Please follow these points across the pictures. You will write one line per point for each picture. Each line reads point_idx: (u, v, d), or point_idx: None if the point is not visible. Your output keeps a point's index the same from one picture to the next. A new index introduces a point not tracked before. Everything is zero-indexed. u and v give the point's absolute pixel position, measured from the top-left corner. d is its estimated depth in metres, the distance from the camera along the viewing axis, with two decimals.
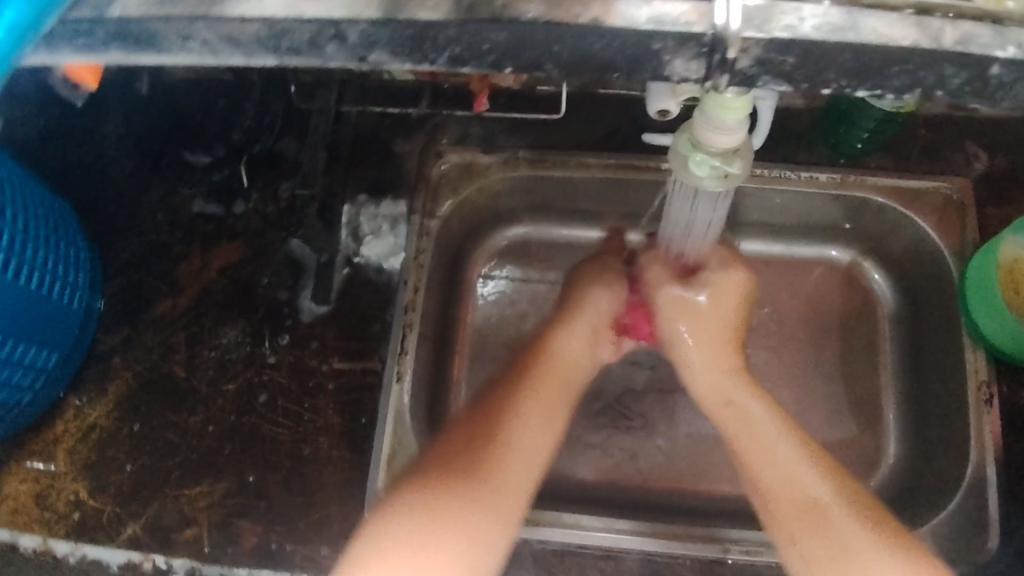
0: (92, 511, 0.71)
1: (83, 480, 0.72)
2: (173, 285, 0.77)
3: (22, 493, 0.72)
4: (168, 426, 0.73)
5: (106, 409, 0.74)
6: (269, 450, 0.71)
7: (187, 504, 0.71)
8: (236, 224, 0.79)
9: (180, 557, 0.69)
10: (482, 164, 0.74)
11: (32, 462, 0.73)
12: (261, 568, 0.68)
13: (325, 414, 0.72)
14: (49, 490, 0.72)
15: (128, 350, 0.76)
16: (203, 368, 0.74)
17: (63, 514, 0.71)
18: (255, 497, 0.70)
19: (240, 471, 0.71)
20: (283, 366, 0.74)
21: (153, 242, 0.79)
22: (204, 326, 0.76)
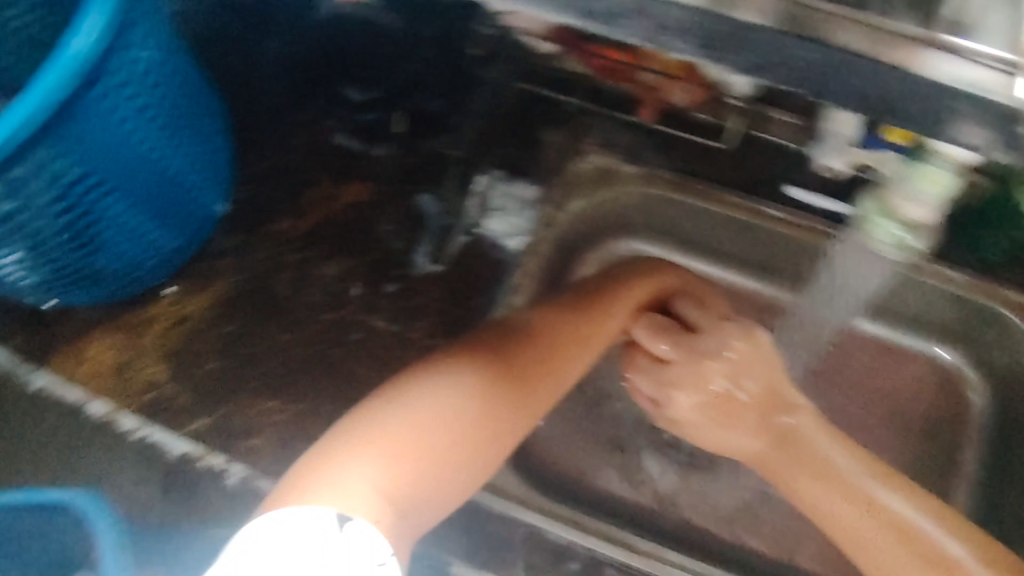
0: (167, 397, 0.74)
1: (165, 365, 0.75)
2: (298, 207, 0.80)
3: (103, 361, 0.75)
4: (259, 337, 0.76)
5: (203, 305, 0.77)
6: (347, 386, 0.73)
7: (258, 414, 0.73)
8: (370, 166, 0.81)
9: (238, 463, 0.71)
10: (622, 172, 0.78)
11: (120, 335, 0.76)
12: None
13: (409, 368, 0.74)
14: (130, 365, 0.75)
15: (238, 256, 0.78)
16: (307, 292, 0.77)
17: (138, 391, 0.74)
18: (325, 427, 0.72)
19: (316, 398, 0.73)
20: (382, 311, 0.76)
21: (288, 163, 0.81)
22: (318, 253, 0.78)
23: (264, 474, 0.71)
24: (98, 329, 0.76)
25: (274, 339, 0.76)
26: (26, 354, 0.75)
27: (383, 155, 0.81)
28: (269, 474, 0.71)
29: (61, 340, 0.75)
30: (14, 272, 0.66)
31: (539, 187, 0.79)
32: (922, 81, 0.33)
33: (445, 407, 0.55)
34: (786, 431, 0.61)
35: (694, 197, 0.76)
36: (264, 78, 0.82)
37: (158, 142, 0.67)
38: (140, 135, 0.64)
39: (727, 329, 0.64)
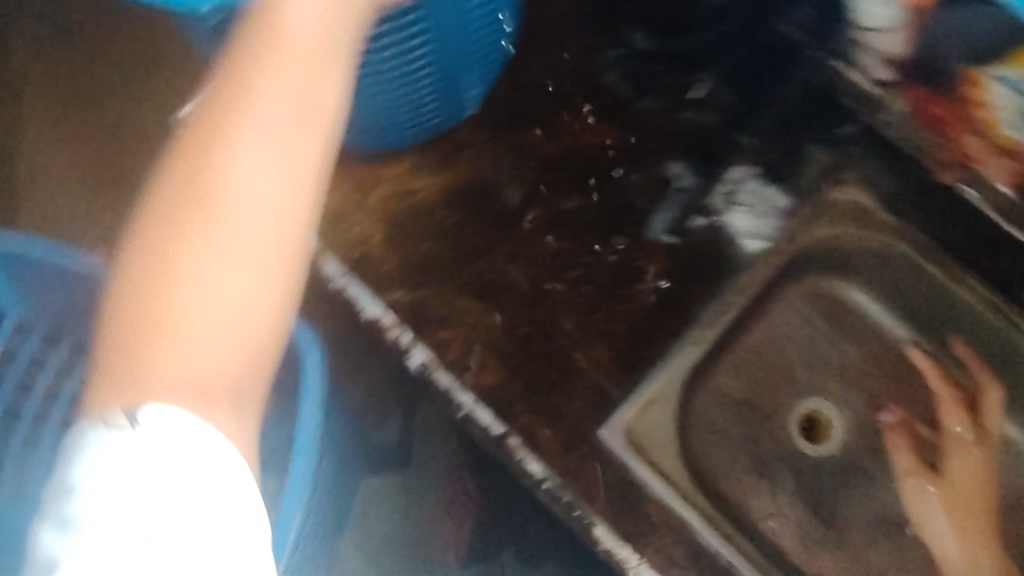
0: (374, 259, 0.73)
1: (380, 228, 0.74)
2: (552, 125, 0.76)
3: (324, 201, 0.74)
4: (479, 238, 0.74)
5: (433, 186, 0.75)
6: (551, 318, 0.72)
7: (455, 310, 0.71)
8: (637, 112, 0.76)
9: (423, 348, 0.70)
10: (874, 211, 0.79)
11: (344, 181, 0.75)
12: (485, 407, 0.70)
13: (617, 326, 0.72)
14: (347, 215, 0.74)
15: (480, 150, 0.75)
16: (536, 213, 0.74)
17: (347, 242, 0.73)
18: (518, 349, 0.71)
19: (517, 319, 0.72)
20: (604, 261, 0.74)
21: (555, 74, 0.76)
22: (557, 179, 0.75)
23: (446, 369, 0.70)
24: (325, 168, 0.75)
25: (492, 245, 0.73)
26: None
27: (651, 105, 0.76)
28: (451, 371, 0.70)
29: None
30: None
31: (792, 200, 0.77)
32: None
33: (209, 257, 0.47)
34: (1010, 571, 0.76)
35: (937, 270, 0.79)
36: None
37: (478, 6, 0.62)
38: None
39: (981, 454, 0.80)
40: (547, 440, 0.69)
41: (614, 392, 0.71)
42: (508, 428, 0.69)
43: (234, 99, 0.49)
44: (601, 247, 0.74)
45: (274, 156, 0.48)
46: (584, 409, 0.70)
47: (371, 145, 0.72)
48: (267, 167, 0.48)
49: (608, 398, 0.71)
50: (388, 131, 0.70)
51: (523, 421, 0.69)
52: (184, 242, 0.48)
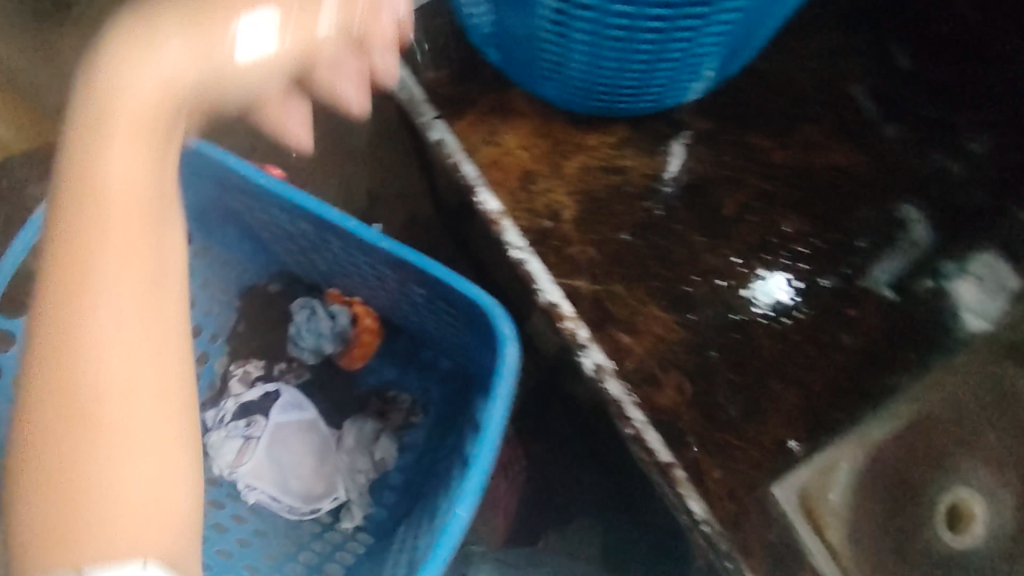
0: (561, 236, 0.64)
1: (574, 202, 0.65)
2: (785, 134, 0.67)
3: (516, 157, 0.66)
4: (678, 240, 0.65)
5: (642, 168, 0.66)
6: (742, 347, 0.64)
7: (643, 316, 0.64)
8: (878, 141, 0.68)
9: (600, 351, 0.63)
10: None
11: (543, 141, 0.66)
12: (655, 431, 0.62)
13: (809, 374, 0.64)
14: (540, 178, 0.65)
15: (701, 142, 0.66)
16: (749, 228, 0.65)
17: (534, 209, 0.65)
18: (703, 376, 0.63)
19: (706, 342, 0.64)
20: (807, 299, 0.65)
21: (794, 84, 0.69)
22: (780, 194, 0.66)
23: (618, 377, 0.62)
24: (524, 120, 0.67)
25: (691, 252, 0.65)
26: (441, 101, 0.67)
27: (895, 137, 0.68)
28: (624, 381, 0.63)
29: (485, 109, 0.67)
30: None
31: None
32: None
33: (110, 274, 0.34)
34: None
35: None
36: None
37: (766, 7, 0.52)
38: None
39: None
40: (715, 483, 0.62)
41: (792, 445, 0.63)
42: (675, 459, 0.62)
43: (109, 108, 0.35)
44: (812, 283, 0.65)
45: (182, 29, 0.35)
46: (761, 458, 0.63)
47: (580, 97, 0.62)
48: (194, 80, 0.35)
49: (789, 451, 0.63)
50: (630, 95, 0.62)
51: (692, 455, 0.62)
52: (90, 278, 0.34)
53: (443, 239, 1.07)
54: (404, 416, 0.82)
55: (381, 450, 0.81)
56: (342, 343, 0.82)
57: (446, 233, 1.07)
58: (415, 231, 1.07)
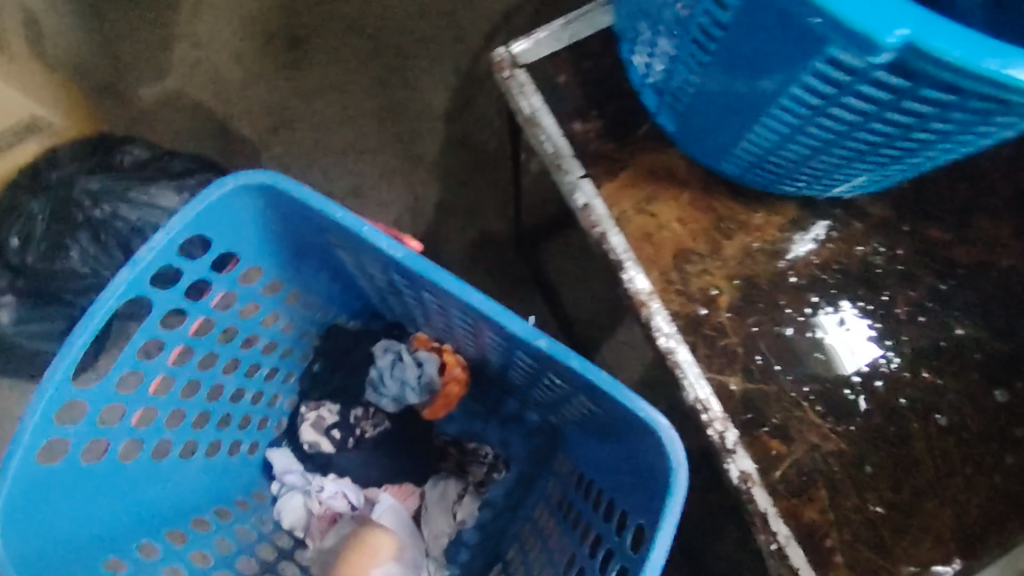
0: (714, 326, 0.58)
1: (732, 288, 0.59)
2: (964, 229, 0.62)
3: (672, 232, 0.59)
4: (839, 337, 0.59)
5: (806, 256, 0.60)
6: (900, 461, 0.58)
7: (796, 418, 0.58)
8: None
9: (748, 457, 0.57)
10: None
11: (702, 216, 0.60)
12: (796, 545, 0.56)
13: (968, 496, 0.58)
14: (696, 258, 0.59)
15: (874, 231, 0.61)
16: (916, 330, 0.60)
17: (687, 292, 0.58)
18: (853, 488, 0.58)
19: (859, 450, 0.58)
20: (973, 410, 0.59)
21: (979, 173, 0.63)
22: (952, 295, 0.61)
23: (764, 488, 0.57)
24: (682, 190, 0.60)
25: (845, 350, 0.59)
26: (591, 159, 0.61)
27: None
28: (770, 491, 0.57)
29: (639, 172, 0.61)
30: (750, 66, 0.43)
31: None
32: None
33: None
34: None
35: None
36: None
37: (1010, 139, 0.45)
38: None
39: None
40: None
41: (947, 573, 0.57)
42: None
43: None
44: (978, 394, 0.60)
45: None
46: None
47: (765, 177, 0.56)
48: None
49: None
50: (827, 183, 0.55)
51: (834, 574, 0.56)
52: None
53: (516, 265, 0.99)
54: (486, 472, 0.74)
55: (464, 510, 0.73)
56: (427, 395, 0.73)
57: (517, 254, 0.99)
58: (484, 251, 0.99)
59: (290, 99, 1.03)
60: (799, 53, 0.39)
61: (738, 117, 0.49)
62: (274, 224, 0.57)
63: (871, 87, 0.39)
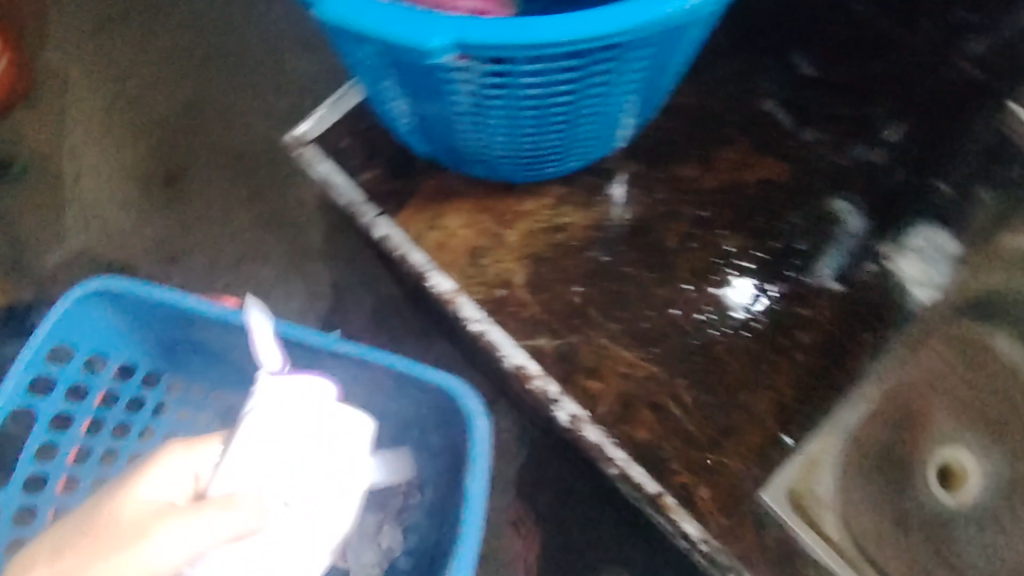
0: (514, 303, 0.67)
1: (523, 267, 0.68)
2: (708, 161, 0.71)
3: (461, 237, 0.69)
4: (625, 281, 0.68)
5: (584, 223, 0.70)
6: (710, 369, 0.67)
7: (606, 358, 0.67)
8: (798, 149, 0.72)
9: (572, 401, 0.65)
10: None
11: (484, 217, 0.70)
12: (637, 464, 0.64)
13: (775, 378, 0.67)
14: (487, 252, 0.69)
15: (632, 185, 0.71)
16: (692, 254, 0.69)
17: (486, 282, 0.68)
18: (671, 400, 0.66)
19: (669, 368, 0.67)
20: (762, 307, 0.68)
21: (711, 112, 0.73)
22: (714, 217, 0.70)
23: (595, 424, 0.65)
24: (462, 201, 0.70)
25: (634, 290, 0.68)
26: (380, 197, 0.69)
27: (816, 143, 0.72)
28: (602, 426, 0.65)
29: (424, 198, 0.69)
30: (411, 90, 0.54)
31: (962, 245, 0.70)
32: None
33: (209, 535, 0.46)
34: None
35: None
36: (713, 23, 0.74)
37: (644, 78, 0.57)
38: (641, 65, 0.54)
39: None
40: (702, 501, 0.64)
41: (780, 449, 0.66)
42: (662, 485, 0.64)
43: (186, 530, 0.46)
44: (759, 291, 0.69)
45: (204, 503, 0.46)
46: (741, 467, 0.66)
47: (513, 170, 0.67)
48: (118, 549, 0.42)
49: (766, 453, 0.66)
50: (564, 155, 0.66)
51: (676, 480, 0.65)
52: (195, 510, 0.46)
53: None
54: (403, 499, 0.71)
55: None
56: None
57: None
58: None
59: (171, 226, 1.06)
60: (417, 69, 0.50)
61: (446, 129, 0.60)
62: (130, 323, 0.67)
63: (476, 75, 0.50)
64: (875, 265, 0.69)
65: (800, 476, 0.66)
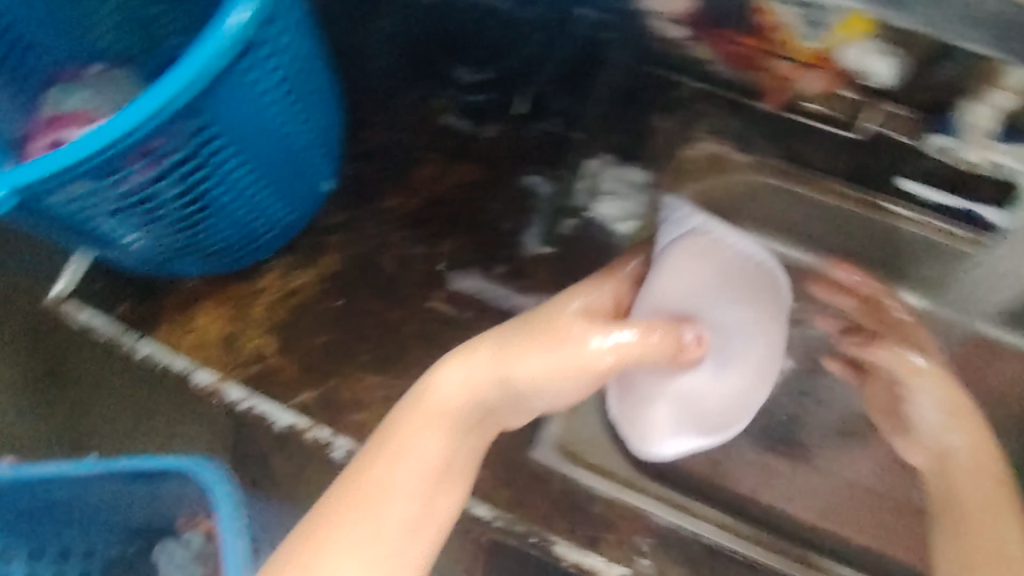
0: (269, 373, 0.74)
1: (272, 338, 0.74)
2: (405, 185, 0.77)
3: (210, 331, 0.75)
4: (364, 320, 0.74)
5: (314, 280, 0.75)
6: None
7: (361, 389, 0.73)
8: (481, 146, 0.78)
9: (344, 438, 0.72)
10: (731, 161, 0.77)
11: (226, 307, 0.75)
12: None
13: None
14: (240, 334, 0.74)
15: (347, 232, 0.76)
16: (414, 270, 0.75)
17: (243, 362, 0.74)
18: None
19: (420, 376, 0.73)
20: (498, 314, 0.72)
21: (396, 141, 0.78)
22: (425, 231, 0.76)
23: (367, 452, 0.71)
24: (203, 300, 0.76)
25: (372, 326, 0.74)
26: (134, 325, 0.76)
27: (496, 135, 0.79)
28: None
29: (171, 315, 0.76)
30: (117, 242, 0.67)
31: (648, 171, 0.77)
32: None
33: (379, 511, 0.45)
34: (1002, 480, 0.60)
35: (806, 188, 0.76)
36: (374, 61, 0.80)
37: (285, 140, 0.66)
38: (263, 134, 0.64)
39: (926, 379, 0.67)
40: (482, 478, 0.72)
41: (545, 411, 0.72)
42: None
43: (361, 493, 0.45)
44: (482, 280, 0.75)
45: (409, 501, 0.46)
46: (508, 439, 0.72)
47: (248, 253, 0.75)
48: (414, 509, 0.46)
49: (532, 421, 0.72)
50: (275, 233, 0.75)
51: None
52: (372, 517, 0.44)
53: None
54: None
55: None
56: None
57: None
58: None
59: None
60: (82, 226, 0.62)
61: (179, 251, 0.72)
62: None
63: (117, 207, 0.61)
64: (576, 219, 0.76)
65: (940, 397, 0.65)
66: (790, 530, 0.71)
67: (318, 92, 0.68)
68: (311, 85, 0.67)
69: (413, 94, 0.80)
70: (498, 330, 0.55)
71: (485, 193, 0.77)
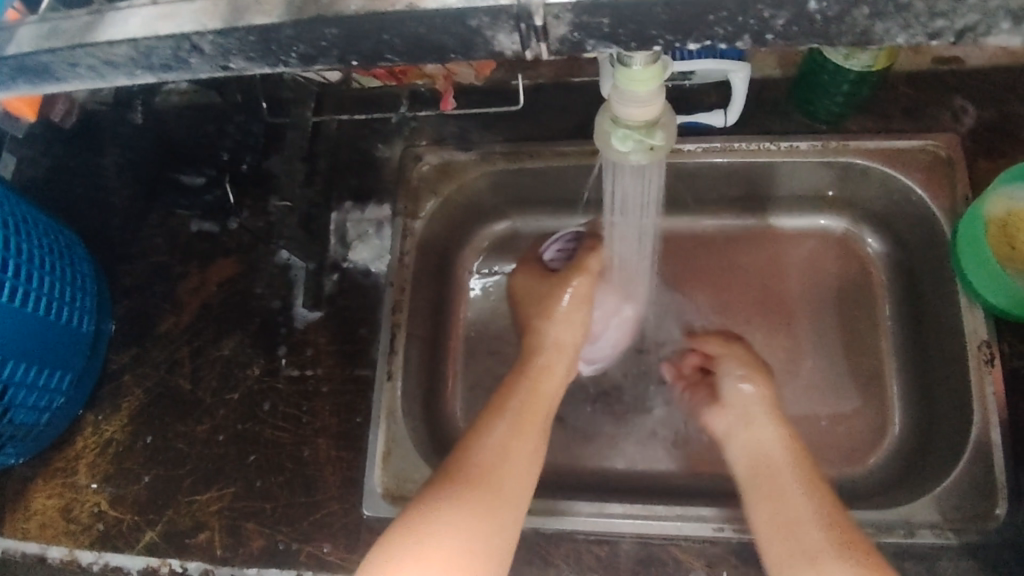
0: (113, 528, 0.71)
1: (104, 491, 0.73)
2: (175, 303, 0.78)
3: (49, 508, 0.73)
4: (174, 443, 0.74)
5: (121, 424, 0.75)
6: (273, 451, 0.72)
7: (199, 509, 0.71)
8: (230, 240, 0.79)
9: (194, 560, 0.69)
10: (459, 163, 0.74)
11: (54, 481, 0.74)
12: (268, 568, 0.68)
13: (320, 415, 0.72)
14: (73, 503, 0.73)
15: (138, 367, 0.77)
16: (207, 378, 0.75)
17: (86, 525, 0.72)
18: (263, 500, 0.70)
19: (246, 476, 0.71)
20: (355, 386, 0.73)
21: (156, 264, 0.80)
22: (208, 336, 0.76)
23: (219, 565, 0.69)
24: (29, 483, 0.74)
25: (188, 443, 0.74)
26: None
27: (239, 225, 0.79)
28: (225, 563, 0.69)
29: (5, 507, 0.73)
30: None
31: (386, 203, 0.77)
32: (436, 17, 0.29)
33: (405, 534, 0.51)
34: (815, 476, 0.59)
35: (533, 160, 0.73)
36: None
37: (19, 307, 0.65)
38: None
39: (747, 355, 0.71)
40: (331, 555, 0.68)
41: (356, 469, 0.70)
42: (294, 572, 0.68)
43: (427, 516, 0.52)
44: (270, 364, 0.74)
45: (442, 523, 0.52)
46: (342, 504, 0.69)
47: (58, 421, 0.73)
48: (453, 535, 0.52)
49: (356, 479, 0.70)
50: (72, 392, 0.74)
51: (304, 555, 0.68)
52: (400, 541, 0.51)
53: None
54: None
55: None
56: None
57: None
58: None
59: None
60: None
61: None
62: None
63: None
64: (338, 272, 0.76)
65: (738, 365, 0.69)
66: (641, 485, 0.72)
67: (28, 248, 0.67)
68: (20, 244, 0.66)
69: (152, 212, 0.81)
70: (526, 394, 0.63)
71: (249, 281, 0.77)
